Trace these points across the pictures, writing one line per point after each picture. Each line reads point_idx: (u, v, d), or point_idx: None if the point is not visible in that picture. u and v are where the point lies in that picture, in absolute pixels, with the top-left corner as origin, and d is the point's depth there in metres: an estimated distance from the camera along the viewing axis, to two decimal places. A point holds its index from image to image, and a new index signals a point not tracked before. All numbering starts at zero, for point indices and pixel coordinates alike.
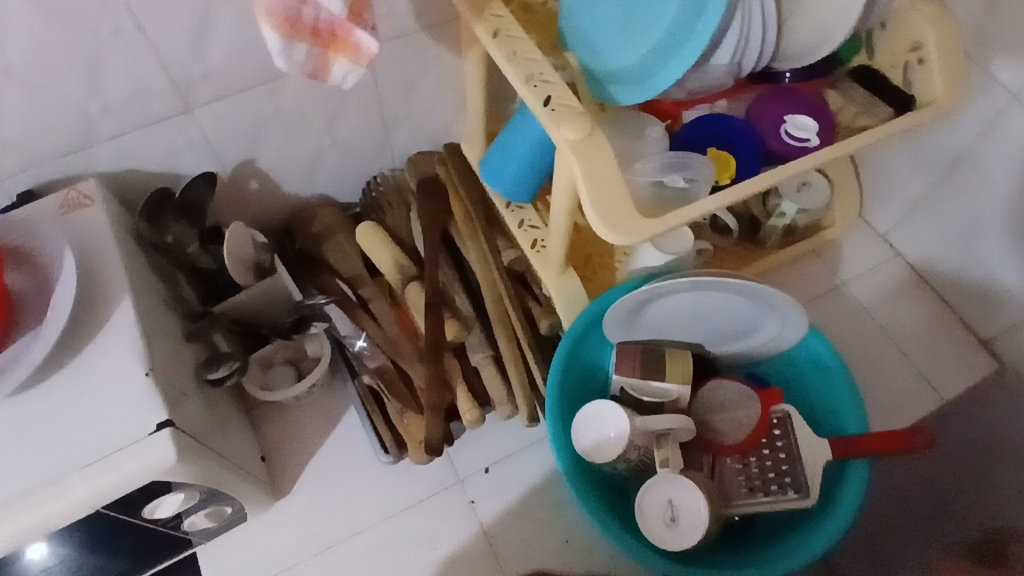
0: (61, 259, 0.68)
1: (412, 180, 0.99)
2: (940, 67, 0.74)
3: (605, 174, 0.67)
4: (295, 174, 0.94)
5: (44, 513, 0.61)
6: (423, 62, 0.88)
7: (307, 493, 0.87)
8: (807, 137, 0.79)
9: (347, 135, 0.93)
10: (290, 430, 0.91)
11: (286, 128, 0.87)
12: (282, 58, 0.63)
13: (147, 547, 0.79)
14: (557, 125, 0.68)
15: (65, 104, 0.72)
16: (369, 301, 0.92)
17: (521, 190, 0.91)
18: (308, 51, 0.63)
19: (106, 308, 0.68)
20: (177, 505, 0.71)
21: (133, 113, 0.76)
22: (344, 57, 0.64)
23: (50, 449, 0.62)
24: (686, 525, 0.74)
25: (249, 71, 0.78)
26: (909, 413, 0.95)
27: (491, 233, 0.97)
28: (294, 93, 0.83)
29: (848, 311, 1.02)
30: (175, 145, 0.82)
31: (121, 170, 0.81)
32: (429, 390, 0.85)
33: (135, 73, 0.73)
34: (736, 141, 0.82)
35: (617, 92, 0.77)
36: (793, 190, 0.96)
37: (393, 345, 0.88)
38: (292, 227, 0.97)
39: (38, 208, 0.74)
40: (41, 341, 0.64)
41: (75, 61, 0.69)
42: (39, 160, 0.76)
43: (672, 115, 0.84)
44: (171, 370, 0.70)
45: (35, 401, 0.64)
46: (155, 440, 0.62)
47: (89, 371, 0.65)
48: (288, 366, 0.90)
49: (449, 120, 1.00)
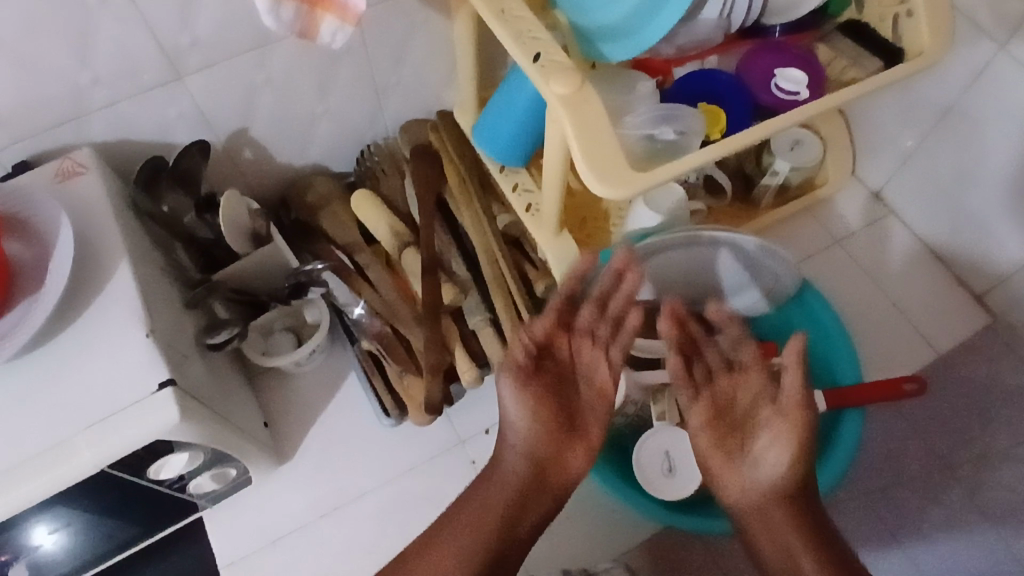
0: (57, 226, 0.68)
1: (406, 147, 1.00)
2: (928, 16, 0.73)
3: (594, 128, 0.67)
4: (289, 144, 0.94)
5: (53, 472, 0.62)
6: (412, 26, 0.88)
7: (311, 457, 0.89)
8: (796, 90, 0.79)
9: (339, 103, 0.93)
10: (292, 396, 0.92)
11: (278, 96, 0.87)
12: (270, 17, 0.63)
13: (155, 511, 0.80)
14: (546, 80, 0.69)
15: (55, 73, 0.72)
16: (366, 267, 0.93)
17: (514, 154, 0.91)
18: (296, 10, 0.64)
19: (105, 274, 0.69)
20: (182, 466, 0.73)
21: (124, 81, 0.76)
22: (332, 15, 0.64)
23: (55, 410, 0.63)
24: (683, 475, 0.77)
25: (237, 38, 0.78)
26: (901, 367, 0.96)
27: (486, 198, 0.97)
28: (284, 60, 0.83)
29: (843, 268, 1.03)
30: (168, 114, 0.82)
31: (115, 141, 0.82)
32: (428, 351, 0.86)
33: (123, 41, 0.73)
34: (726, 96, 0.82)
35: (606, 49, 0.77)
36: (786, 147, 0.97)
37: (391, 310, 0.89)
38: (288, 197, 0.98)
39: (33, 177, 0.74)
40: (42, 305, 0.65)
41: (62, 29, 0.69)
42: (32, 131, 0.76)
43: (662, 72, 0.85)
44: (171, 334, 0.70)
45: (38, 365, 0.65)
46: (159, 398, 0.63)
47: (90, 334, 0.66)
48: (288, 333, 0.91)
49: (440, 87, 1.00)
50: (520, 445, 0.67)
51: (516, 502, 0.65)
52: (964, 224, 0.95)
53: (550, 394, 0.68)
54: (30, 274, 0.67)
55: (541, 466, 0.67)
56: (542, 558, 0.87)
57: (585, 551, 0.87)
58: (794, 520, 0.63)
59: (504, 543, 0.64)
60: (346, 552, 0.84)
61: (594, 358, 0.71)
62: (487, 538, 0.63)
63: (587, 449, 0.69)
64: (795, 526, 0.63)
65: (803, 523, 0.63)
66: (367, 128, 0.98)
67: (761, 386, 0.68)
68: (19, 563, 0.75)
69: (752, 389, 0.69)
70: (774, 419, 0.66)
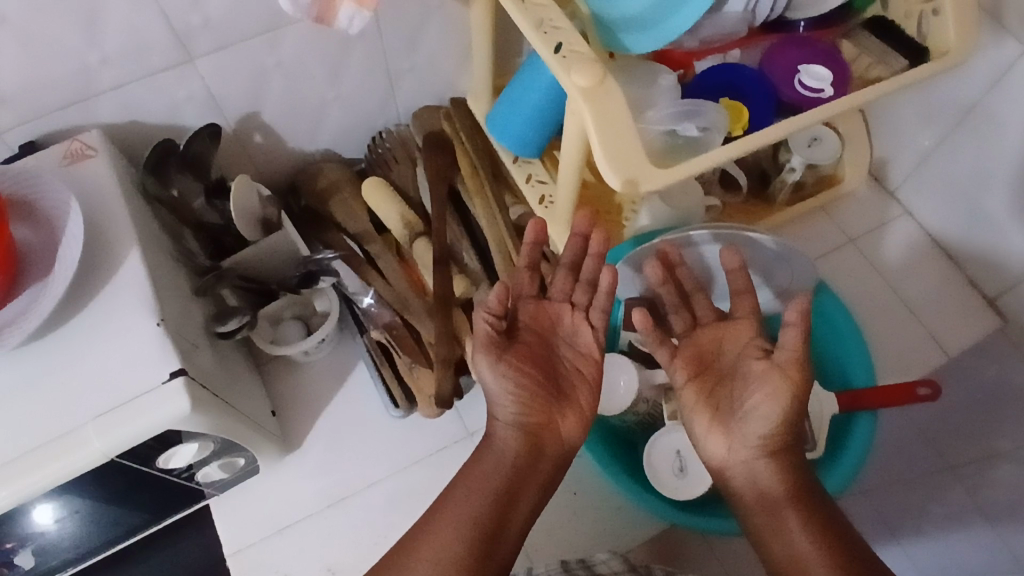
0: (66, 210, 0.67)
1: (419, 135, 0.98)
2: (955, 15, 0.72)
3: (615, 121, 0.66)
4: (300, 129, 0.93)
5: (62, 461, 0.61)
6: (428, 12, 0.86)
7: (318, 447, 0.88)
8: (820, 87, 0.78)
9: (351, 88, 0.91)
10: (300, 385, 0.91)
11: (289, 81, 0.85)
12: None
13: (163, 498, 0.80)
14: (567, 71, 0.67)
15: (63, 54, 0.70)
16: (376, 256, 0.93)
17: (529, 145, 0.90)
18: None
19: (114, 260, 0.67)
20: (191, 455, 0.72)
21: (133, 63, 0.74)
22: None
23: (64, 398, 0.63)
24: (694, 474, 0.77)
25: (249, 21, 0.76)
26: (912, 369, 0.95)
27: (499, 189, 0.96)
28: (295, 44, 0.81)
29: (856, 267, 1.02)
30: (178, 96, 0.80)
31: (124, 123, 0.80)
32: (439, 344, 0.85)
33: (133, 22, 0.71)
34: (749, 91, 0.80)
35: (627, 40, 0.76)
36: (804, 144, 0.95)
37: (402, 300, 0.89)
38: (298, 183, 0.96)
39: (41, 159, 0.73)
40: (49, 292, 0.63)
41: (71, 8, 0.67)
42: (40, 111, 0.74)
43: (684, 64, 0.83)
44: (181, 322, 0.70)
45: (46, 352, 0.64)
46: (169, 388, 0.63)
47: (100, 321, 0.65)
48: (297, 322, 0.90)
49: (454, 74, 0.98)
50: (510, 415, 0.66)
51: (508, 477, 0.64)
52: (977, 226, 0.94)
53: (531, 360, 0.68)
54: (39, 259, 0.66)
55: (531, 433, 0.66)
56: (547, 552, 0.86)
57: (590, 546, 0.86)
58: (784, 470, 0.64)
59: (503, 510, 0.63)
60: (353, 542, 0.84)
61: (575, 324, 0.71)
62: (487, 504, 0.62)
63: (578, 413, 0.69)
64: (786, 477, 0.63)
65: (794, 475, 0.64)
66: (378, 114, 0.97)
67: (750, 341, 0.68)
68: (25, 549, 0.75)
69: (740, 344, 0.68)
70: (763, 374, 0.64)
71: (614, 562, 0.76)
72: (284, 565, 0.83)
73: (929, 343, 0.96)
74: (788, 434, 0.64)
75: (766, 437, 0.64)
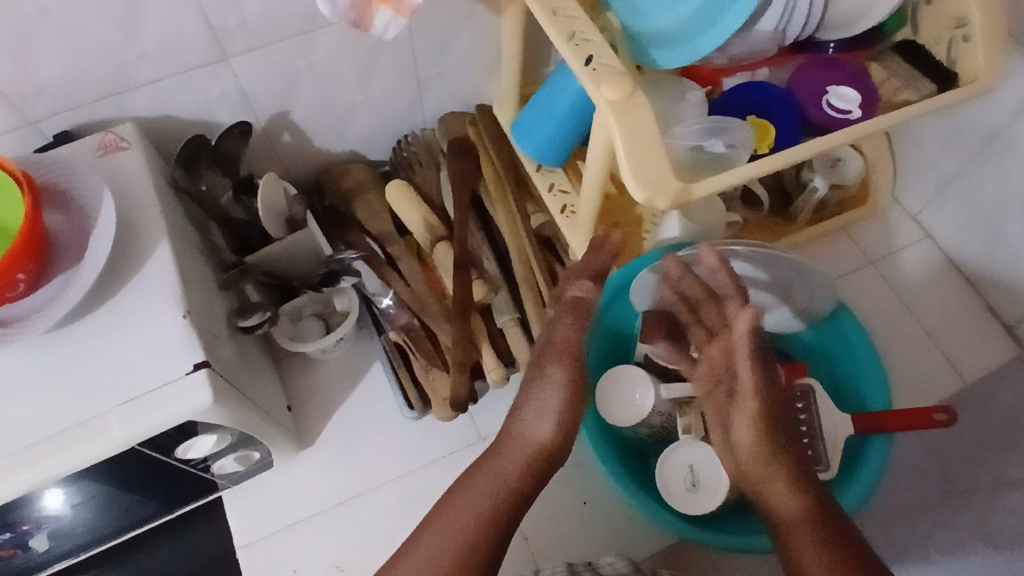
0: (99, 200, 0.68)
1: (443, 140, 0.99)
2: (986, 42, 0.71)
3: (642, 135, 0.67)
4: (328, 130, 0.94)
5: (85, 446, 0.62)
6: (459, 19, 0.87)
7: (332, 444, 0.89)
8: (848, 108, 0.78)
9: (380, 92, 0.92)
10: (316, 382, 0.92)
11: (319, 82, 0.86)
12: (326, 3, 0.62)
13: (177, 488, 0.81)
14: (596, 84, 0.68)
15: (102, 47, 0.72)
16: (397, 259, 0.94)
17: (552, 155, 0.91)
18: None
19: (143, 252, 0.69)
20: (209, 447, 0.73)
21: (170, 59, 0.76)
22: (387, 6, 0.63)
23: (89, 385, 0.64)
24: (706, 489, 0.77)
25: (283, 22, 0.77)
26: (928, 394, 0.95)
27: (521, 197, 0.97)
28: (328, 46, 0.82)
29: (875, 289, 1.02)
30: (210, 93, 0.82)
31: (157, 117, 0.81)
32: (456, 348, 0.86)
33: (172, 19, 0.72)
34: (776, 109, 0.81)
35: (656, 55, 0.76)
36: (828, 164, 0.96)
37: (421, 303, 0.90)
38: (323, 184, 0.97)
39: (75, 148, 0.74)
40: (80, 280, 0.65)
41: (112, 4, 0.68)
42: (76, 103, 0.76)
43: (712, 81, 0.84)
44: (206, 315, 0.71)
45: (72, 339, 0.65)
46: (192, 380, 0.64)
47: (126, 311, 0.66)
48: (316, 320, 0.91)
49: (481, 82, 0.99)
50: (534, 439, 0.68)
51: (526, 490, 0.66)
52: (999, 253, 0.93)
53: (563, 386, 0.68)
54: (69, 247, 0.67)
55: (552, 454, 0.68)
56: (554, 558, 0.87)
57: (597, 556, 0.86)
58: (787, 484, 0.65)
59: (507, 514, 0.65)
60: (362, 540, 0.85)
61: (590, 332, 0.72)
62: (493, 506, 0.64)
63: None
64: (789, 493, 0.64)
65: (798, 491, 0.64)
66: (405, 118, 0.98)
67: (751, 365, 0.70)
68: (41, 531, 0.76)
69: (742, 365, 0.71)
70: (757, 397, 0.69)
71: (619, 564, 0.76)
72: (293, 559, 0.84)
73: (946, 367, 0.96)
74: (786, 454, 0.67)
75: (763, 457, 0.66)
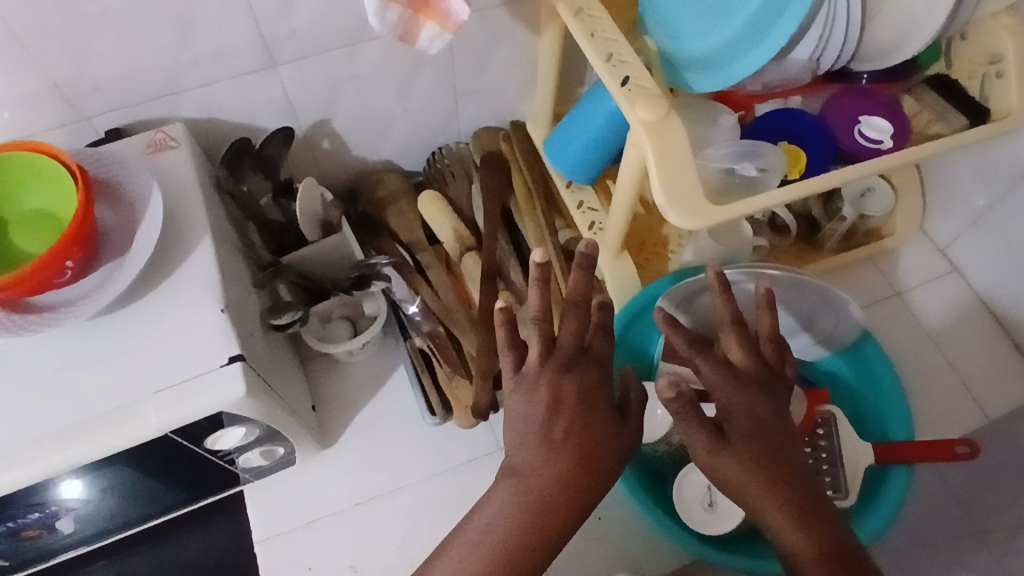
0: (147, 196, 0.71)
1: (477, 154, 1.02)
2: (1020, 79, 0.72)
3: (675, 155, 0.68)
4: (366, 139, 0.96)
5: (120, 432, 0.64)
6: (500, 37, 0.89)
7: (353, 446, 0.91)
8: (881, 138, 0.79)
9: (418, 104, 0.95)
10: (341, 383, 0.94)
11: (361, 92, 0.89)
12: (376, 20, 0.64)
13: (201, 480, 0.83)
14: (632, 105, 0.70)
15: (158, 50, 0.75)
16: (426, 267, 0.96)
17: (583, 172, 0.92)
18: (400, 14, 0.65)
19: (186, 247, 0.71)
20: (237, 439, 0.75)
21: (221, 63, 0.79)
22: (433, 23, 0.65)
23: (127, 373, 0.66)
24: (724, 511, 0.77)
25: (331, 33, 0.80)
26: (951, 428, 0.94)
27: (550, 212, 0.99)
28: (372, 58, 0.85)
29: (900, 320, 1.02)
30: (256, 99, 0.84)
31: (204, 119, 0.84)
32: (480, 357, 0.87)
33: (226, 26, 0.75)
34: (808, 137, 0.82)
35: (692, 79, 0.78)
36: (857, 194, 0.97)
37: (448, 312, 0.92)
38: (359, 192, 1.00)
39: (126, 145, 0.77)
40: (126, 271, 0.67)
41: (172, 9, 0.72)
42: (130, 102, 0.79)
43: (745, 106, 0.85)
44: (242, 311, 0.73)
45: (114, 327, 0.67)
46: (227, 372, 0.66)
47: (166, 303, 0.68)
48: (345, 322, 0.93)
49: (517, 98, 1.01)
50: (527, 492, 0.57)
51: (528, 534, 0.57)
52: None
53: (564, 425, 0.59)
54: (115, 240, 0.69)
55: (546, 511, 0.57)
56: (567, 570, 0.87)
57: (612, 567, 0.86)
58: (784, 515, 0.59)
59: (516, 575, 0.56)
60: (378, 542, 0.86)
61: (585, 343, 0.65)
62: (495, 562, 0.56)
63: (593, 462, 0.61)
64: (794, 528, 0.59)
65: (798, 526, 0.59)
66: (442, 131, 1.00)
67: (742, 392, 0.63)
68: (69, 513, 0.78)
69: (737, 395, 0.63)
70: (744, 418, 0.62)
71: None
72: (310, 557, 0.85)
73: (969, 403, 0.95)
74: (791, 486, 0.60)
75: (755, 483, 0.60)
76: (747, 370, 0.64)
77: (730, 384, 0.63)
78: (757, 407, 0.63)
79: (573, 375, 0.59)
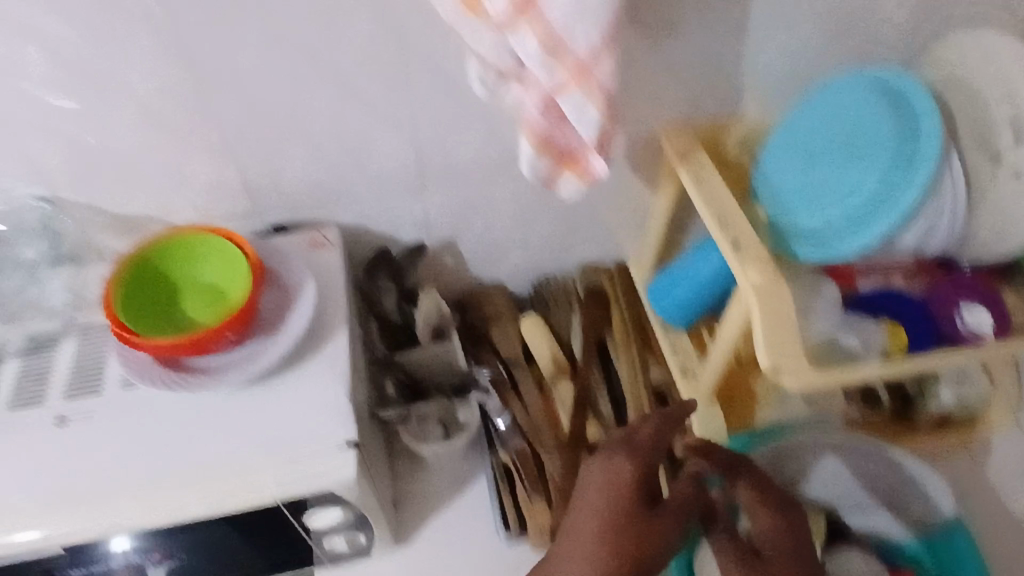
0: (302, 286, 0.81)
1: (580, 286, 1.09)
2: None
3: (783, 319, 0.73)
4: (485, 261, 1.06)
5: (243, 494, 0.70)
6: (621, 189, 1.00)
7: (426, 548, 0.93)
8: (981, 327, 0.81)
9: (538, 237, 1.05)
10: (423, 484, 0.98)
11: (491, 221, 1.00)
12: (527, 166, 0.74)
13: (283, 557, 0.86)
14: (743, 268, 0.76)
15: (335, 168, 0.88)
16: (520, 382, 1.01)
17: (683, 318, 0.98)
18: (547, 166, 0.74)
19: (326, 335, 0.80)
20: (332, 521, 0.79)
21: (382, 184, 0.92)
22: (574, 176, 0.74)
23: (256, 441, 0.73)
24: None
25: (479, 170, 0.92)
26: None
27: (644, 351, 1.04)
28: (507, 194, 0.96)
29: (997, 515, 0.98)
30: (402, 215, 0.96)
31: (355, 227, 0.96)
32: (563, 483, 0.91)
33: (397, 155, 0.88)
34: (905, 314, 0.85)
35: (799, 250, 0.84)
36: (950, 377, 0.97)
37: (535, 430, 0.96)
38: (467, 304, 1.07)
39: (290, 241, 0.88)
40: (275, 348, 0.76)
41: (356, 138, 0.85)
42: (299, 205, 0.92)
43: (846, 279, 0.89)
44: (361, 399, 0.80)
45: (253, 398, 0.75)
46: (344, 455, 0.72)
47: (300, 383, 0.76)
48: (438, 425, 0.97)
49: (625, 243, 1.10)
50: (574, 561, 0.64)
51: None
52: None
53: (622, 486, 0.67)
54: (268, 319, 0.78)
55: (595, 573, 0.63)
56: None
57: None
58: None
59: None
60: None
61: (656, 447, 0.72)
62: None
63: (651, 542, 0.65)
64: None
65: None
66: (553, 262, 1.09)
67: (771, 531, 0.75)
68: None
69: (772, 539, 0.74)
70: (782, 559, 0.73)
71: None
72: None
73: None
74: None
75: None
76: (778, 516, 0.76)
77: (762, 523, 0.75)
78: (792, 537, 0.74)
79: (613, 460, 0.68)
